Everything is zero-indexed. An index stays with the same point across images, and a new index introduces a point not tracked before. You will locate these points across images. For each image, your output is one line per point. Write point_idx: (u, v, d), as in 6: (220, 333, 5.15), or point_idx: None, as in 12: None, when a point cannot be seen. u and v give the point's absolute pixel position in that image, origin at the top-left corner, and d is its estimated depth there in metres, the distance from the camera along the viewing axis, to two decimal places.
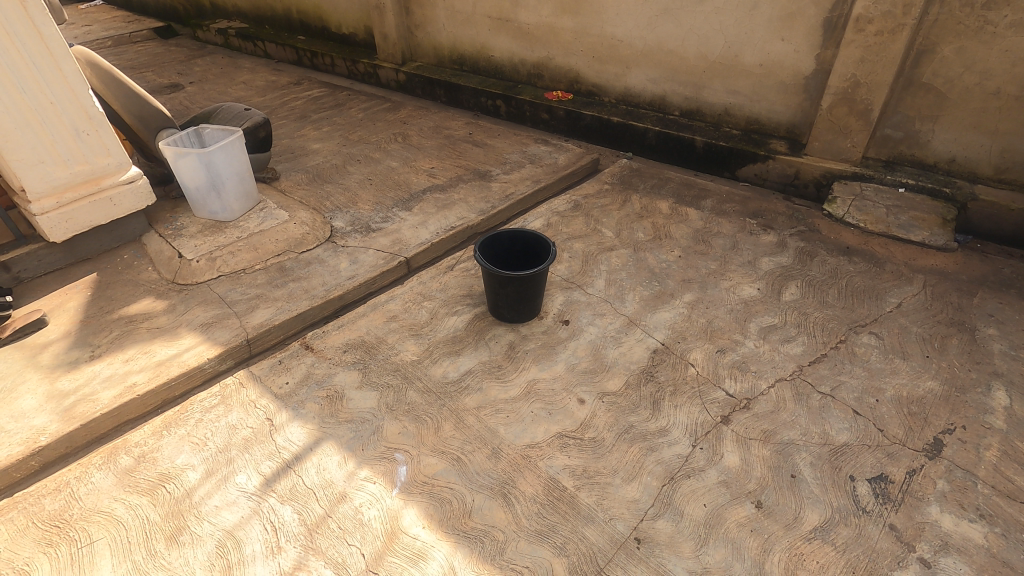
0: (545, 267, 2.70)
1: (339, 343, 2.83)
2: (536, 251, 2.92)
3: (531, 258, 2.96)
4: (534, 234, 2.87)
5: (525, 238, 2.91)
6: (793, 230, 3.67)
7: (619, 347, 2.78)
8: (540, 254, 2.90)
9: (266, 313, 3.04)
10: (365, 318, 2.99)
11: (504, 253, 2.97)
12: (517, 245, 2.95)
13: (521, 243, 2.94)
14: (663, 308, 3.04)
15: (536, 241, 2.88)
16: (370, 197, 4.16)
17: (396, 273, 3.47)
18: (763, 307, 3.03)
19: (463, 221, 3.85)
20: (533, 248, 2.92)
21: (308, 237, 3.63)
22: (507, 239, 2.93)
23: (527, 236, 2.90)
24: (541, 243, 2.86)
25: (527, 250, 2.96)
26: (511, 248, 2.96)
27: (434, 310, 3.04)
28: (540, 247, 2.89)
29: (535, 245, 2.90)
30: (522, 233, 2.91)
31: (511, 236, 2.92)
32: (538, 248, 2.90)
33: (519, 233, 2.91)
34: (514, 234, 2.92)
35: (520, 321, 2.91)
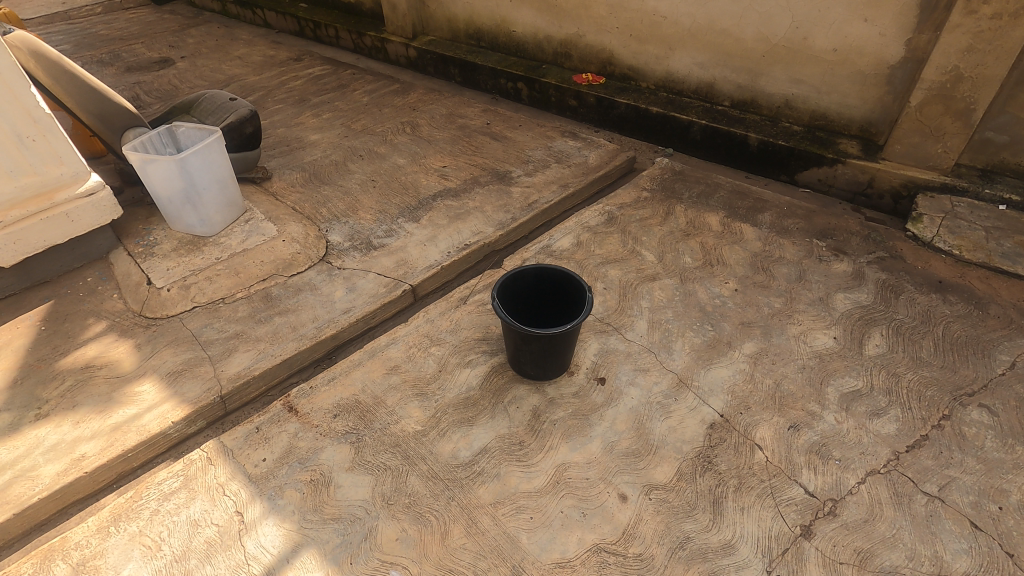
0: (579, 322, 2.19)
1: (329, 404, 2.36)
2: (567, 294, 2.41)
3: (561, 300, 2.45)
4: (566, 273, 2.36)
5: (554, 277, 2.40)
6: (870, 256, 3.08)
7: (667, 419, 2.27)
8: (572, 298, 2.39)
9: (245, 360, 2.58)
10: (361, 369, 2.51)
11: (527, 294, 2.46)
12: (544, 285, 2.44)
13: (549, 283, 2.43)
14: (719, 363, 2.50)
15: (567, 283, 2.37)
16: (372, 205, 3.63)
17: (400, 303, 2.98)
18: (842, 364, 2.48)
19: (478, 237, 3.32)
20: (564, 290, 2.41)
21: (299, 257, 3.13)
22: (532, 278, 2.42)
23: (557, 274, 2.39)
24: (574, 286, 2.35)
25: (556, 292, 2.44)
26: (536, 289, 2.45)
27: (443, 360, 2.54)
28: (572, 289, 2.37)
29: (567, 287, 2.39)
30: (551, 272, 2.39)
31: (537, 275, 2.41)
32: (570, 290, 2.38)
33: (547, 271, 2.39)
34: (540, 272, 2.40)
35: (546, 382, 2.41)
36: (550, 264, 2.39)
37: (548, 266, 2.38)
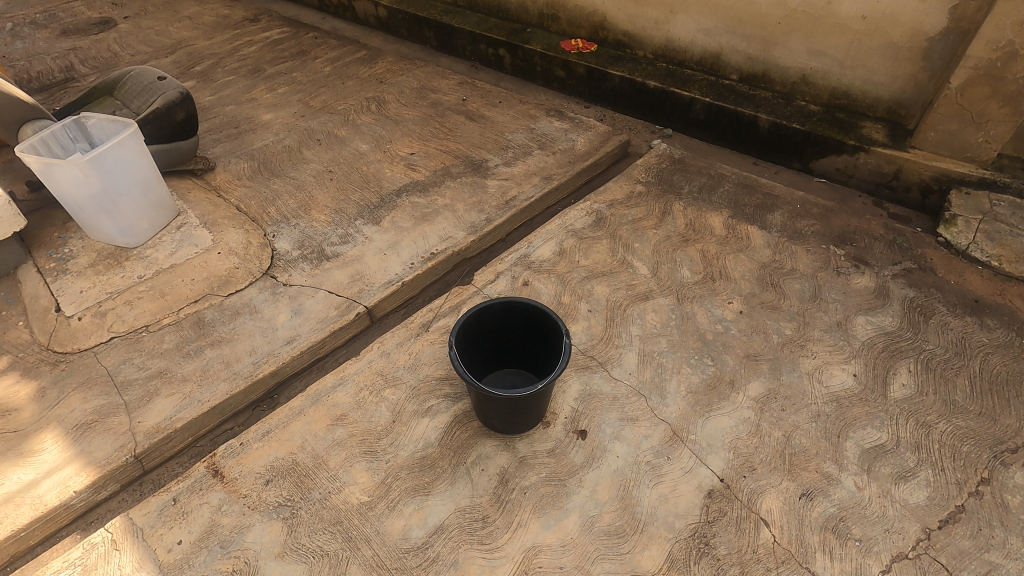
0: (555, 377, 1.83)
1: (261, 467, 2.01)
2: (541, 332, 2.05)
3: (535, 337, 2.09)
4: (540, 310, 1.99)
5: (526, 313, 2.03)
6: (895, 268, 2.68)
7: (658, 485, 1.93)
8: (547, 337, 2.03)
9: (168, 407, 2.21)
10: (301, 418, 2.15)
11: (494, 330, 2.10)
12: (515, 320, 2.07)
13: (521, 318, 2.06)
14: (719, 409, 2.15)
15: (542, 320, 2.01)
16: (327, 203, 3.18)
17: (354, 328, 2.59)
18: (863, 409, 2.13)
19: (446, 244, 2.90)
20: (538, 327, 2.05)
21: (237, 272, 2.72)
22: (500, 313, 2.05)
23: (529, 310, 2.02)
24: (549, 326, 1.99)
25: (529, 329, 2.08)
26: (506, 324, 2.09)
27: (398, 407, 2.18)
28: (548, 327, 2.01)
29: (541, 324, 2.03)
30: (522, 307, 2.02)
31: (506, 309, 2.04)
32: (545, 328, 2.02)
33: (518, 305, 2.02)
34: (510, 306, 2.03)
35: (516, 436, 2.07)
36: (521, 297, 2.01)
37: (518, 301, 2.00)
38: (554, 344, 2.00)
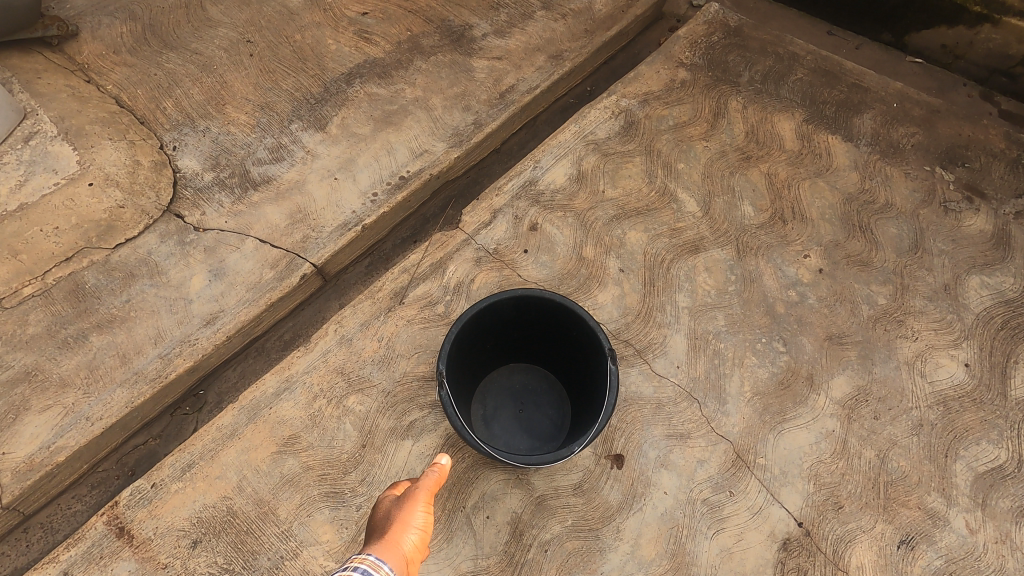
0: (598, 423, 1.26)
1: (183, 522, 1.48)
2: (567, 332, 1.43)
3: (556, 336, 1.49)
4: (566, 308, 1.35)
5: (545, 307, 1.39)
6: (1019, 202, 2.03)
7: (719, 535, 1.48)
8: (577, 341, 1.43)
9: (44, 430, 1.59)
10: (235, 445, 1.57)
11: (497, 328, 1.48)
12: (527, 316, 1.45)
13: (536, 313, 1.43)
14: (795, 419, 1.63)
15: (569, 319, 1.38)
16: (246, 93, 2.24)
17: (301, 294, 1.90)
18: (977, 416, 1.65)
19: (420, 163, 2.09)
20: (562, 326, 1.43)
21: (123, 213, 1.91)
22: (506, 308, 1.41)
23: (550, 306, 1.38)
24: (581, 329, 1.37)
25: (549, 325, 1.46)
26: (514, 321, 1.47)
27: (368, 424, 1.61)
28: (579, 331, 1.39)
29: (568, 324, 1.41)
30: (539, 301, 1.37)
31: (516, 303, 1.39)
32: (574, 330, 1.41)
33: (532, 300, 1.38)
34: (520, 300, 1.39)
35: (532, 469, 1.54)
36: (537, 288, 1.36)
37: (533, 294, 1.35)
38: (590, 351, 1.40)
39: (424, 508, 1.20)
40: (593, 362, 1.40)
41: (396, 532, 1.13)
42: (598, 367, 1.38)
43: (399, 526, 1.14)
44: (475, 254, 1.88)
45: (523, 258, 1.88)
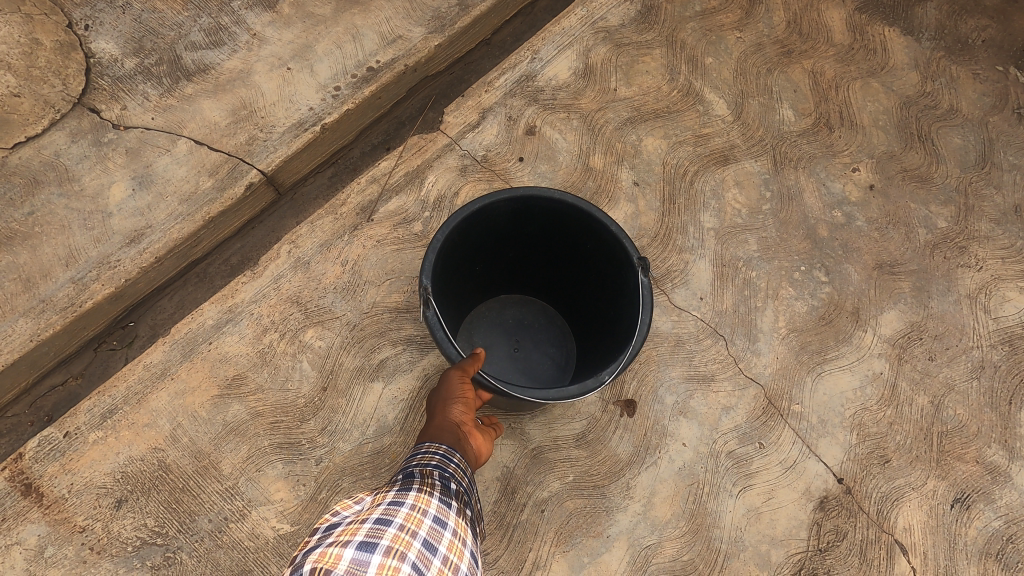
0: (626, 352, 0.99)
1: (104, 478, 1.22)
2: (580, 247, 1.16)
3: (564, 254, 1.21)
4: (582, 212, 1.06)
5: (553, 214, 1.11)
6: None
7: (746, 492, 1.25)
8: (593, 258, 1.15)
9: None
10: (167, 387, 1.29)
11: (490, 243, 1.19)
12: (528, 227, 1.17)
13: (540, 223, 1.15)
14: (838, 359, 1.38)
15: (583, 228, 1.10)
16: None
17: (249, 209, 1.58)
18: None
19: (393, 52, 1.71)
20: (573, 240, 1.15)
21: (19, 106, 1.54)
22: (503, 216, 1.13)
23: (560, 211, 1.09)
24: (599, 239, 1.09)
25: (555, 239, 1.18)
26: (512, 234, 1.19)
27: (329, 363, 1.34)
28: (595, 243, 1.11)
29: (582, 237, 1.13)
30: (547, 204, 1.08)
31: (516, 208, 1.10)
32: (589, 244, 1.13)
33: (537, 204, 1.10)
34: (521, 204, 1.09)
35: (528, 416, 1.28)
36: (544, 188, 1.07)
37: (539, 194, 1.06)
38: (609, 268, 1.13)
39: (466, 385, 0.99)
40: (614, 281, 1.13)
41: (448, 413, 0.96)
42: (621, 287, 1.11)
43: (447, 406, 0.97)
44: (460, 162, 1.55)
45: (518, 168, 1.55)
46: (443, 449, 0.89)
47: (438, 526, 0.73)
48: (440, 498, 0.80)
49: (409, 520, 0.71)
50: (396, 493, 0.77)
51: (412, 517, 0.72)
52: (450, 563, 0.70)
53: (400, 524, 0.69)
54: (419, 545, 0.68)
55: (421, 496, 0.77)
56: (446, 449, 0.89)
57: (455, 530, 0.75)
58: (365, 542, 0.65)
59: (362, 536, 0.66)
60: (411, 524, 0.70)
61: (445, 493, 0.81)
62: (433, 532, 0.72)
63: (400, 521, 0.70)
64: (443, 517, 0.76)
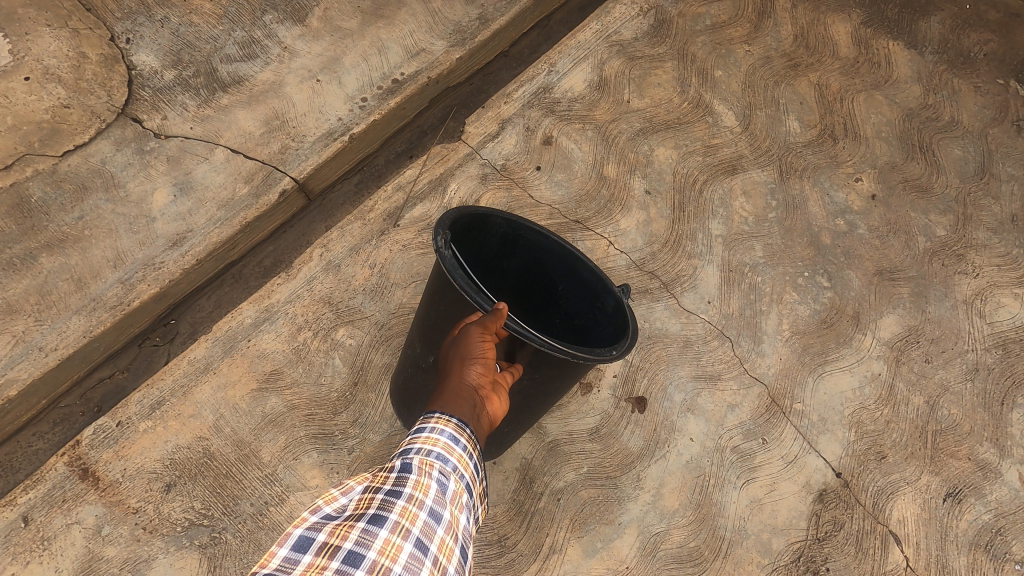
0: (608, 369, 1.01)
1: (154, 463, 1.32)
2: (549, 290, 1.18)
3: (528, 298, 1.21)
4: (569, 251, 1.12)
5: (537, 250, 1.14)
6: None
7: (750, 484, 1.33)
8: (564, 299, 1.18)
9: None
10: (210, 380, 1.39)
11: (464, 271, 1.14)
12: (504, 262, 1.16)
13: (518, 258, 1.16)
14: (839, 360, 1.46)
15: (562, 268, 1.15)
16: None
17: (281, 214, 1.67)
18: None
19: (417, 64, 1.80)
20: (546, 280, 1.17)
21: (68, 116, 1.64)
22: (489, 242, 1.13)
23: (545, 247, 1.12)
24: (578, 279, 1.14)
25: (527, 279, 1.18)
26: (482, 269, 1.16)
27: (359, 359, 1.43)
28: (569, 285, 1.16)
29: (558, 277, 1.16)
30: (535, 238, 1.11)
31: (506, 236, 1.12)
32: (564, 285, 1.16)
33: (524, 239, 1.12)
34: (510, 232, 1.12)
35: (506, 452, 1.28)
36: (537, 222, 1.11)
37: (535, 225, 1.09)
38: (580, 308, 1.17)
39: (487, 340, 0.92)
40: (583, 319, 1.17)
41: (466, 372, 0.89)
42: (592, 324, 1.15)
43: (466, 364, 0.90)
44: (481, 170, 1.64)
45: (536, 176, 1.63)
46: (457, 420, 0.83)
47: (432, 522, 0.71)
48: (439, 480, 0.76)
49: (403, 517, 0.69)
50: (394, 476, 0.75)
51: (404, 518, 0.69)
52: (441, 561, 0.70)
53: (392, 524, 0.68)
54: (409, 552, 0.67)
55: (418, 486, 0.74)
56: (456, 423, 0.83)
57: (450, 524, 0.73)
58: (351, 555, 0.64)
59: (349, 546, 0.65)
60: (404, 523, 0.69)
61: (445, 473, 0.77)
62: (427, 527, 0.70)
63: (394, 519, 0.69)
64: (438, 508, 0.73)
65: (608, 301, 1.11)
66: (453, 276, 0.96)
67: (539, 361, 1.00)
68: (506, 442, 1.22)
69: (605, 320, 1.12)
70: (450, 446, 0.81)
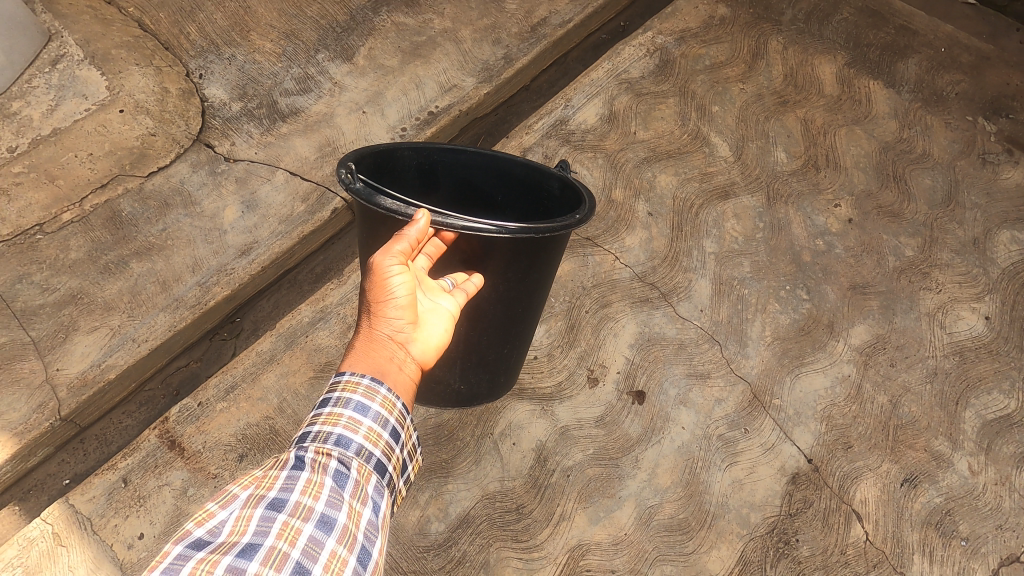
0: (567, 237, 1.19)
1: (228, 437, 1.58)
2: (487, 195, 1.38)
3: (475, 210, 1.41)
4: (484, 155, 1.31)
5: (458, 166, 1.33)
6: None
7: (732, 467, 1.56)
8: (505, 195, 1.38)
9: (93, 349, 1.68)
10: (275, 369, 1.65)
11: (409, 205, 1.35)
12: (437, 187, 1.37)
13: (447, 180, 1.36)
14: (814, 363, 1.68)
15: (488, 171, 1.34)
16: (271, 20, 2.17)
17: (331, 228, 1.93)
18: (991, 367, 1.69)
19: (449, 98, 2.05)
20: (479, 189, 1.38)
21: (153, 142, 1.92)
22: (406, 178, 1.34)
23: (463, 161, 1.32)
24: (506, 175, 1.34)
25: (464, 194, 1.38)
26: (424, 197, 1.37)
27: None
28: (500, 183, 1.36)
29: (488, 181, 1.36)
30: (451, 157, 1.31)
31: (420, 167, 1.32)
32: (496, 186, 1.36)
33: (441, 161, 1.32)
34: (426, 160, 1.32)
35: (518, 364, 1.47)
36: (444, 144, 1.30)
37: (442, 148, 1.29)
38: (520, 199, 1.38)
39: (393, 273, 0.95)
40: (536, 211, 1.38)
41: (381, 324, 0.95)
42: (546, 209, 1.36)
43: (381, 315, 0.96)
44: None
45: None
46: (372, 375, 0.92)
47: (315, 535, 0.76)
48: (339, 452, 0.84)
49: (281, 538, 0.75)
50: (279, 487, 0.80)
51: (301, 503, 0.78)
52: (347, 538, 0.78)
53: (268, 549, 0.74)
54: (307, 535, 0.76)
55: (316, 466, 0.83)
56: (366, 384, 0.90)
57: (341, 530, 0.78)
58: (247, 549, 0.73)
59: (247, 540, 0.74)
60: (283, 544, 0.75)
61: (340, 470, 0.83)
62: (312, 542, 0.76)
63: (270, 544, 0.74)
64: (340, 486, 0.82)
65: (553, 184, 1.31)
66: (374, 206, 1.06)
67: (513, 255, 1.14)
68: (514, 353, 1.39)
69: (557, 202, 1.33)
70: (356, 416, 0.88)
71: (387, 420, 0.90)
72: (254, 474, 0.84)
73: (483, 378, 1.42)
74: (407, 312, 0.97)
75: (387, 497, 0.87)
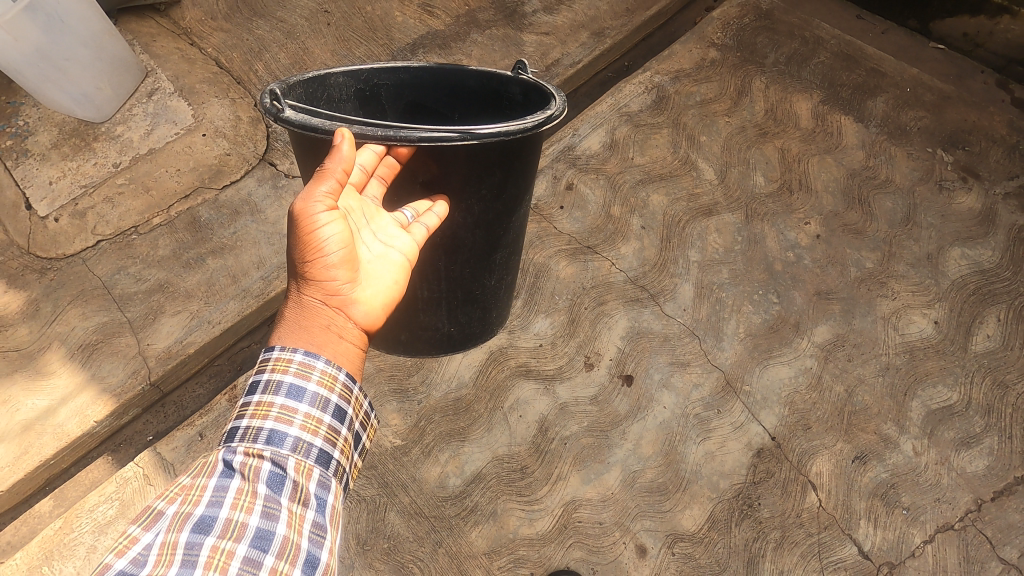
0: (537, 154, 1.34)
1: None
2: (438, 107, 1.51)
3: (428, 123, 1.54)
4: (428, 70, 1.43)
5: (405, 85, 1.46)
6: (1010, 184, 2.25)
7: (706, 442, 1.83)
8: (456, 105, 1.50)
9: (176, 328, 2.04)
10: None
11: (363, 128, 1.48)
12: (385, 108, 1.49)
13: (394, 100, 1.48)
14: (781, 356, 1.96)
15: (435, 85, 1.46)
16: (326, 59, 2.56)
17: None
18: (937, 364, 1.94)
19: None
20: (427, 104, 1.50)
21: (227, 160, 2.31)
22: (354, 106, 1.46)
23: (406, 79, 1.44)
24: (452, 87, 1.46)
25: (415, 110, 1.51)
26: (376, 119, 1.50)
27: None
28: (449, 95, 1.48)
29: (436, 93, 1.48)
30: (392, 77, 1.43)
31: (362, 91, 1.44)
32: (445, 96, 1.49)
33: (382, 82, 1.44)
34: (368, 84, 1.43)
35: (499, 301, 1.73)
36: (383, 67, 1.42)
37: (381, 71, 1.41)
38: (471, 108, 1.50)
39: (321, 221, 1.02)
40: (495, 118, 1.50)
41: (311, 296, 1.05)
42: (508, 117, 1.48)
43: (312, 283, 1.05)
44: None
45: (560, 213, 2.20)
46: (304, 349, 1.03)
47: (249, 553, 0.86)
48: (269, 453, 0.95)
49: (213, 564, 0.84)
50: (208, 510, 0.88)
51: (233, 520, 0.88)
52: (288, 550, 0.88)
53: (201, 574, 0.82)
54: (241, 552, 0.86)
55: (248, 469, 0.93)
56: (300, 359, 1.02)
57: (277, 544, 0.88)
58: None
59: (176, 569, 0.82)
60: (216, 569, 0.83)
61: (271, 476, 0.94)
62: (248, 559, 0.86)
63: (202, 568, 0.83)
64: (276, 496, 0.92)
65: (513, 89, 1.42)
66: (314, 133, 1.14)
67: (490, 200, 1.33)
68: (494, 289, 1.65)
69: (519, 107, 1.44)
70: (288, 405, 0.99)
71: (324, 401, 1.02)
72: (177, 488, 0.92)
73: (471, 316, 1.69)
74: (342, 267, 1.05)
75: (332, 491, 0.99)
